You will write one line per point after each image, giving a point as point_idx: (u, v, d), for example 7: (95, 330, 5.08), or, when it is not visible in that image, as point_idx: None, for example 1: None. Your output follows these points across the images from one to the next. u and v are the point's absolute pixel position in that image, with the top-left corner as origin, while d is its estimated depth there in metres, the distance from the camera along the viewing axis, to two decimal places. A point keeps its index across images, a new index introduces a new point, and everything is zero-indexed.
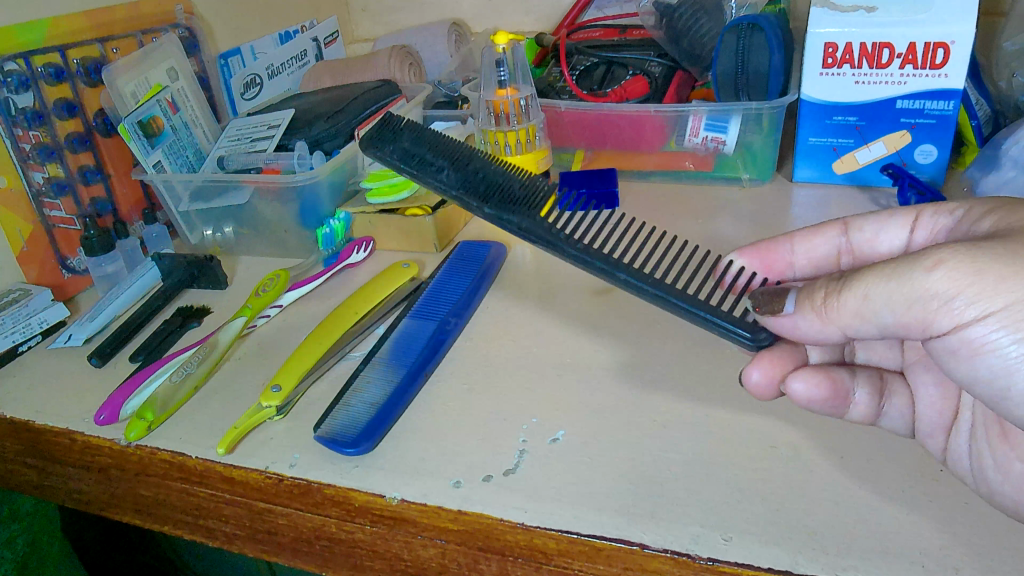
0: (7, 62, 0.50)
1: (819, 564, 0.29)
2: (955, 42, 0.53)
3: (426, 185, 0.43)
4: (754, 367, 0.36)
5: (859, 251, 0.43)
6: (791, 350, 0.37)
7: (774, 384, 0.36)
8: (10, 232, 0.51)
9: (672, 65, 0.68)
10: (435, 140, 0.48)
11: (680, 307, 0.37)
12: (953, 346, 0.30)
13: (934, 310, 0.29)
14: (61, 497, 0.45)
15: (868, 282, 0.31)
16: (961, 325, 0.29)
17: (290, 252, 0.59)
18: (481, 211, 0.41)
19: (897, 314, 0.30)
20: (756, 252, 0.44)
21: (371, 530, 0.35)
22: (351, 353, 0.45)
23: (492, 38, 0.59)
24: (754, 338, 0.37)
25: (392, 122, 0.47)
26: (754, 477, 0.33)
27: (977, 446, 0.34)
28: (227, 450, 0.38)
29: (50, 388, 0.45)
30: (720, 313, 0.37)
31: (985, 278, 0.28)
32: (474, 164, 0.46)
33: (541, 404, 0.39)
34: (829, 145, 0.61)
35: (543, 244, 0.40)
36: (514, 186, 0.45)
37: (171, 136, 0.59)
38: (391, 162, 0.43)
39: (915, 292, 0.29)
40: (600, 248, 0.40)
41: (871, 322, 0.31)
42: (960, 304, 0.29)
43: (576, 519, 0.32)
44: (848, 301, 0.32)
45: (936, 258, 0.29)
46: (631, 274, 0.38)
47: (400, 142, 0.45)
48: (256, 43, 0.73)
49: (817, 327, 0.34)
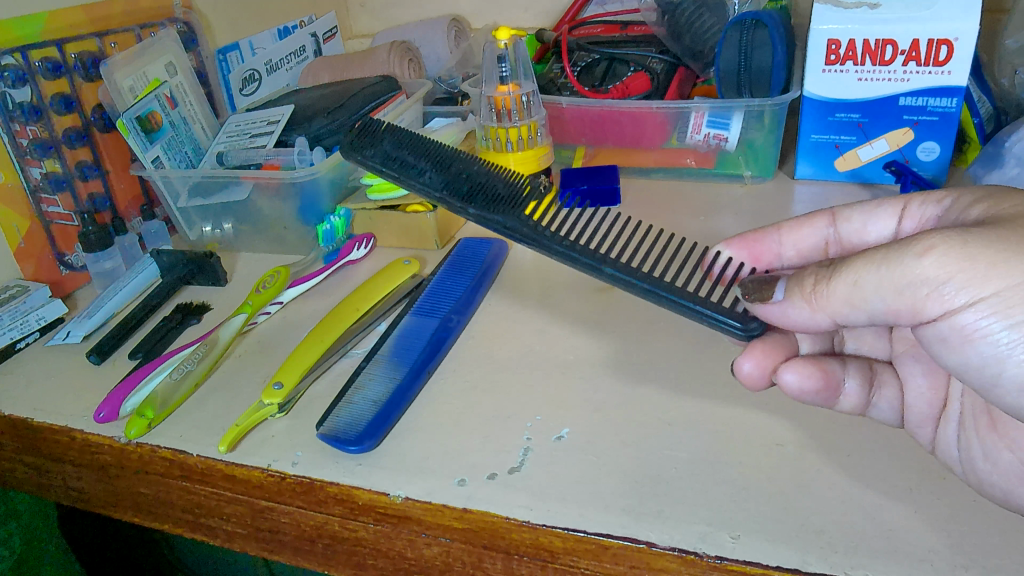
0: (4, 56, 0.49)
1: (828, 563, 0.29)
2: (959, 39, 0.53)
3: (409, 188, 0.43)
4: (746, 358, 0.36)
5: (848, 242, 0.42)
6: (781, 341, 0.37)
7: (767, 374, 0.36)
8: (8, 228, 0.51)
9: (673, 62, 0.68)
10: (417, 142, 0.48)
11: (671, 301, 0.37)
12: (944, 334, 0.30)
13: (924, 297, 0.29)
14: (59, 495, 0.45)
15: (857, 268, 0.31)
16: (951, 311, 0.29)
17: (289, 249, 0.59)
18: (465, 211, 0.42)
19: (886, 300, 0.30)
20: (743, 244, 0.44)
21: (375, 528, 0.35)
22: (354, 350, 0.45)
23: (493, 34, 0.58)
24: (744, 327, 0.37)
25: (373, 125, 0.47)
26: (760, 475, 0.33)
27: (965, 436, 0.34)
28: (230, 447, 0.38)
29: (48, 386, 0.45)
30: (708, 303, 0.37)
31: (975, 264, 0.28)
32: (457, 164, 0.46)
33: (545, 402, 0.39)
34: (831, 142, 0.61)
35: (530, 243, 0.40)
36: (499, 185, 0.45)
37: (170, 132, 0.59)
38: (372, 166, 0.44)
39: (905, 279, 0.29)
40: (586, 245, 0.40)
41: (862, 309, 0.31)
42: (949, 291, 0.29)
43: (581, 518, 0.32)
44: (838, 288, 0.32)
45: (927, 244, 0.29)
46: (618, 270, 0.38)
47: (382, 145, 0.46)
48: (255, 38, 0.73)
49: (806, 315, 0.34)
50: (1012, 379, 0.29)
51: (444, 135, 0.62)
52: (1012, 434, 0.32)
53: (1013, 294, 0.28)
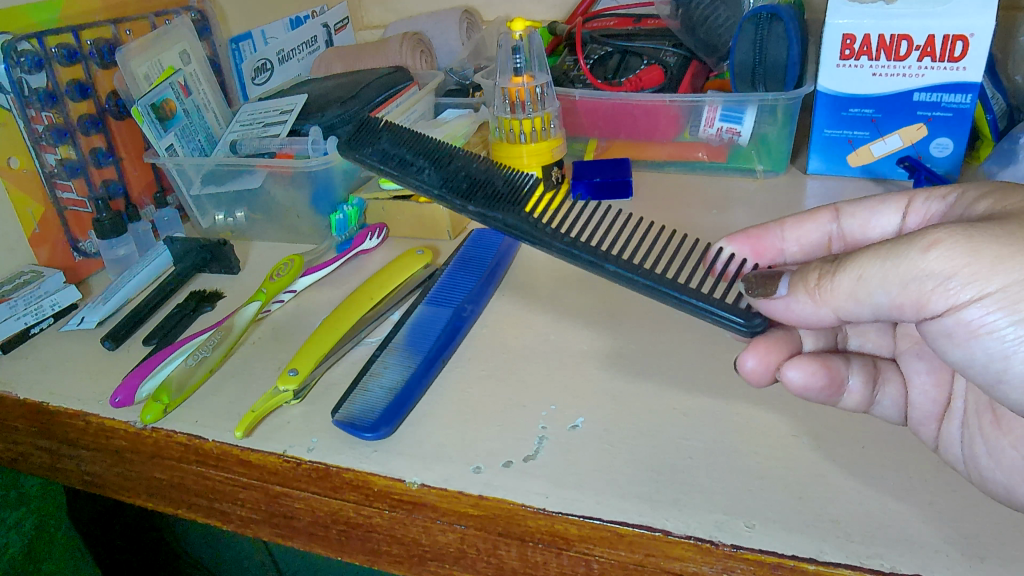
0: (20, 42, 0.49)
1: (844, 552, 0.29)
2: (975, 35, 0.53)
3: (408, 186, 0.43)
4: (749, 354, 0.35)
5: (851, 237, 0.43)
6: (785, 337, 0.37)
7: (770, 371, 0.35)
8: (22, 214, 0.51)
9: (687, 56, 0.68)
10: (416, 139, 0.48)
11: (671, 296, 0.37)
12: (949, 328, 0.30)
13: (930, 291, 0.29)
14: (72, 480, 0.45)
15: (863, 262, 0.31)
16: (956, 306, 0.29)
17: (302, 238, 0.59)
18: (464, 209, 0.42)
19: (891, 294, 0.30)
20: (746, 239, 0.44)
21: (390, 515, 0.35)
22: (368, 338, 0.45)
23: (509, 24, 0.58)
24: (748, 324, 0.37)
25: (371, 123, 0.47)
26: (775, 465, 0.33)
27: (968, 432, 0.34)
28: (246, 433, 0.38)
29: (63, 370, 0.45)
30: (710, 299, 0.37)
31: (981, 258, 0.28)
32: (456, 161, 0.46)
33: (559, 391, 0.39)
34: (844, 137, 0.61)
35: (529, 240, 0.40)
36: (498, 182, 0.45)
37: (184, 120, 0.59)
38: (372, 165, 0.43)
39: (909, 272, 0.29)
40: (588, 242, 0.40)
41: (866, 304, 0.31)
42: (955, 285, 0.29)
43: (598, 505, 0.32)
44: (841, 282, 0.32)
45: (933, 238, 0.29)
46: (619, 266, 0.38)
47: (380, 142, 0.45)
48: (267, 28, 0.73)
49: (809, 310, 0.34)
50: (1017, 374, 0.29)
51: (456, 126, 0.62)
52: (1015, 431, 0.33)
53: (1018, 290, 0.28)
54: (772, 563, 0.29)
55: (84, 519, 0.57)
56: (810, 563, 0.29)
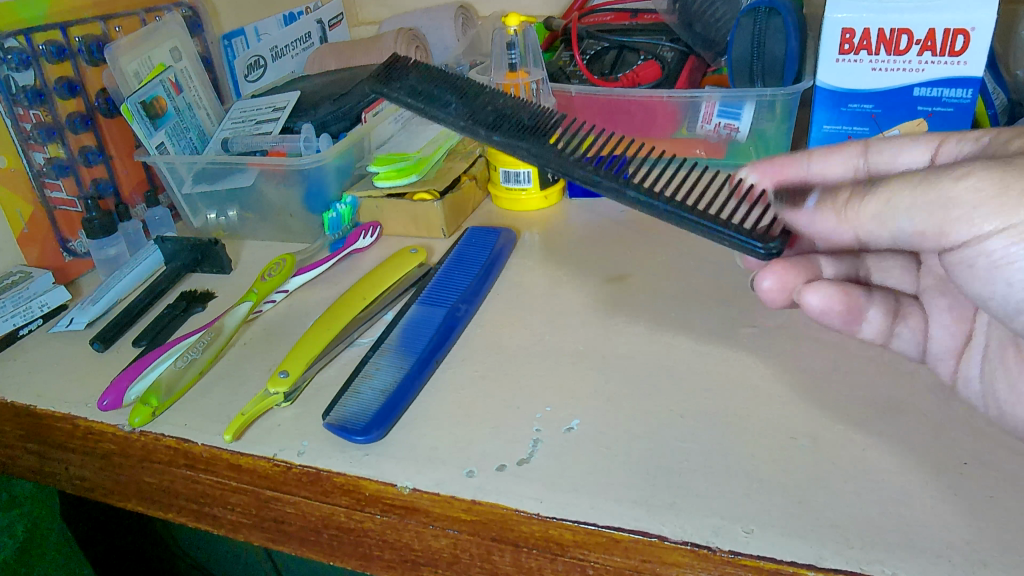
0: (7, 39, 0.49)
1: (844, 558, 0.29)
2: (976, 28, 0.52)
3: (435, 119, 0.42)
4: (767, 275, 0.36)
5: (875, 169, 0.41)
6: (807, 264, 0.37)
7: (787, 292, 0.36)
8: (11, 214, 0.51)
9: (685, 50, 0.68)
10: (440, 78, 0.47)
11: (689, 222, 0.35)
12: (971, 258, 0.29)
13: (953, 218, 0.28)
14: (61, 483, 0.44)
15: (895, 188, 0.30)
16: (978, 237, 0.28)
17: (295, 237, 0.58)
18: (489, 138, 0.40)
19: (915, 221, 0.30)
20: (771, 168, 0.42)
21: (381, 519, 0.35)
22: (359, 339, 0.44)
23: (504, 18, 0.56)
24: (765, 248, 0.34)
25: (401, 67, 0.47)
26: (774, 468, 0.33)
27: (992, 367, 0.34)
28: (234, 437, 0.37)
29: (52, 372, 0.45)
30: (729, 224, 0.35)
31: (1009, 194, 0.27)
32: (484, 96, 0.45)
33: (553, 392, 0.39)
34: (844, 133, 0.60)
35: (554, 169, 0.38)
36: (525, 117, 0.44)
37: (175, 118, 0.58)
38: (402, 101, 0.43)
39: (942, 199, 0.28)
40: (615, 167, 0.39)
41: (887, 229, 0.31)
42: (979, 217, 0.28)
43: (593, 510, 0.31)
44: (869, 205, 0.31)
45: (966, 169, 0.28)
46: (640, 193, 0.36)
47: (410, 82, 0.45)
48: (260, 24, 0.72)
49: (830, 224, 0.34)
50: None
51: None
52: None
53: None
54: (770, 569, 0.29)
55: (81, 523, 0.57)
56: (809, 570, 0.28)
